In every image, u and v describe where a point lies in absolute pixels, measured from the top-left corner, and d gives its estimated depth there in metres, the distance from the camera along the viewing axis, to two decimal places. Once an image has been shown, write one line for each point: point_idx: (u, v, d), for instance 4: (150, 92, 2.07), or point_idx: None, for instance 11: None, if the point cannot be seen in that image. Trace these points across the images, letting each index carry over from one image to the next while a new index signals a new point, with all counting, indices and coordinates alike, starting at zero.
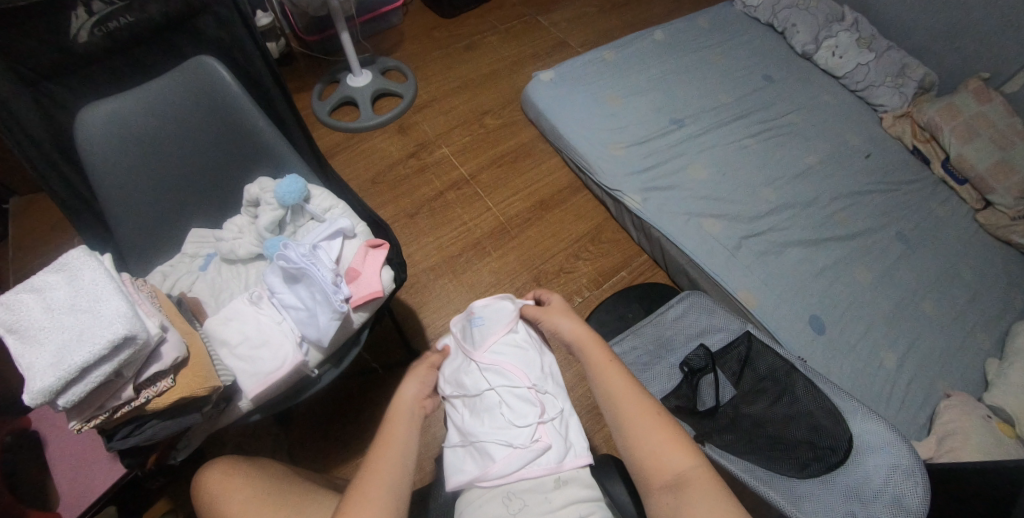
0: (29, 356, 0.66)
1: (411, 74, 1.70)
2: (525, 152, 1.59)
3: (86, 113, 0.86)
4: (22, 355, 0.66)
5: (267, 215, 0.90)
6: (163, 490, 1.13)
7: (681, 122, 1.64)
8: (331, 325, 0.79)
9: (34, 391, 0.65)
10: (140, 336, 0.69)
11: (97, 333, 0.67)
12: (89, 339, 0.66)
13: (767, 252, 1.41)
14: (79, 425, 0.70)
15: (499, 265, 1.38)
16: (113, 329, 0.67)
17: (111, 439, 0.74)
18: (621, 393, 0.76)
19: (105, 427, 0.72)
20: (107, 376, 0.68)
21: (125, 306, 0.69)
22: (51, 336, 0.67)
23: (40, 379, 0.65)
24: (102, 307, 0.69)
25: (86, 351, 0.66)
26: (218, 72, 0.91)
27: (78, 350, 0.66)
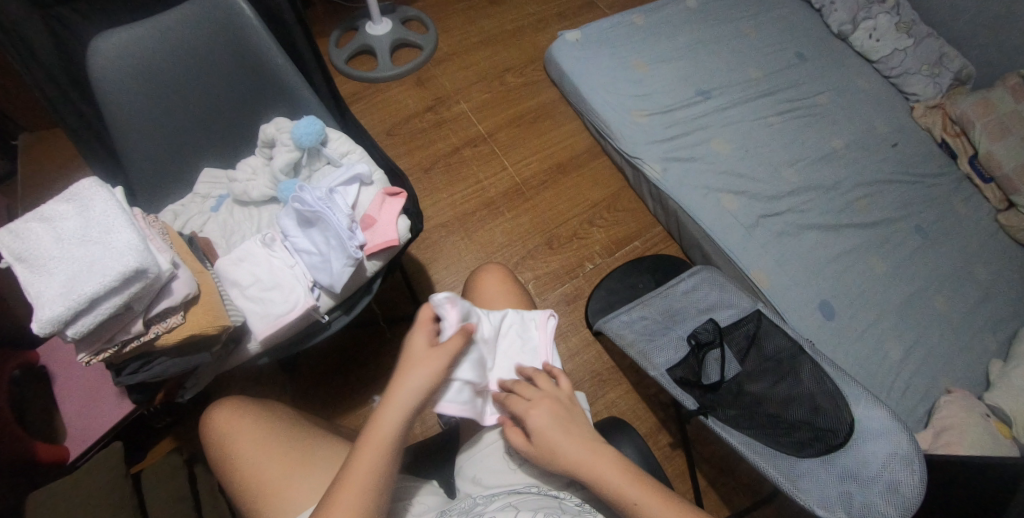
0: (39, 285, 0.65)
1: (433, 25, 1.64)
2: (545, 114, 1.54)
3: (100, 40, 0.83)
4: (31, 283, 0.65)
5: (283, 156, 0.88)
6: (166, 429, 1.14)
7: (707, 94, 1.60)
8: (345, 271, 0.77)
9: (43, 319, 0.64)
10: (152, 271, 0.67)
11: (108, 265, 0.65)
12: (101, 270, 0.65)
13: (784, 233, 1.38)
14: (88, 358, 0.70)
15: (512, 226, 1.35)
16: (124, 261, 0.66)
17: (120, 374, 0.74)
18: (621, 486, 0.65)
19: (114, 361, 0.72)
20: (118, 309, 0.67)
21: (137, 239, 0.67)
22: (61, 266, 0.66)
23: (49, 308, 0.64)
24: (113, 239, 0.67)
25: (97, 282, 0.65)
26: (239, 5, 0.87)
27: (88, 282, 0.65)
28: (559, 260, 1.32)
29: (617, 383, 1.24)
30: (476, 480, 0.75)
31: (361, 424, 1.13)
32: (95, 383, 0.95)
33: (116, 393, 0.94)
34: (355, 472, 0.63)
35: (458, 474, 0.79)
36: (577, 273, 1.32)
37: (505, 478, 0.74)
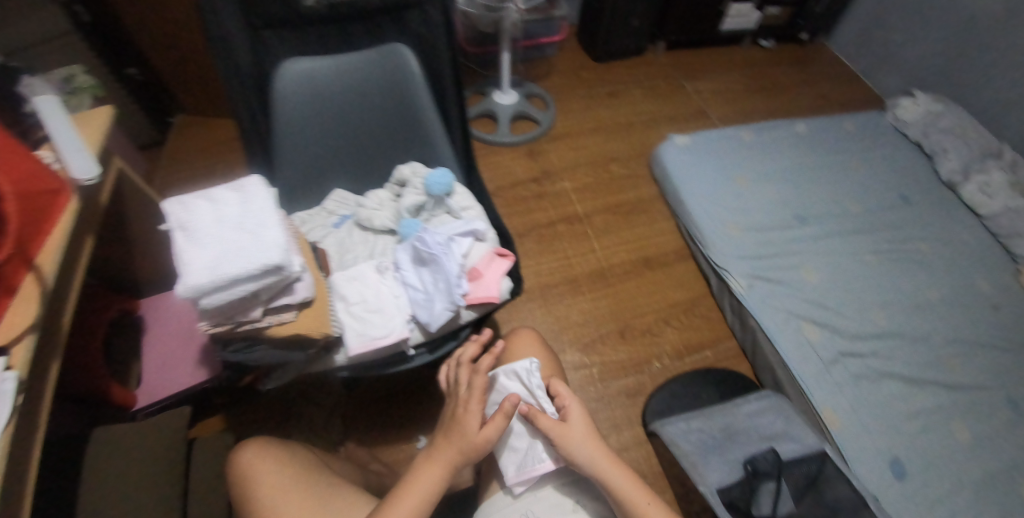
0: (188, 254, 0.69)
1: (553, 105, 1.77)
2: (641, 207, 1.60)
3: (290, 64, 0.92)
4: (183, 251, 0.69)
5: (412, 198, 0.96)
6: (222, 405, 1.20)
7: (804, 220, 1.61)
8: (444, 314, 0.83)
9: (185, 285, 0.67)
10: (287, 269, 0.72)
11: (255, 254, 0.69)
12: (248, 256, 0.69)
13: (863, 376, 1.34)
14: (204, 327, 0.73)
15: (590, 307, 1.38)
16: (270, 254, 0.70)
17: (223, 349, 0.77)
18: (641, 509, 0.74)
19: (225, 338, 0.75)
20: (247, 294, 0.71)
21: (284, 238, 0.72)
22: (213, 243, 0.70)
23: (193, 277, 0.67)
24: (263, 232, 0.72)
25: (242, 266, 0.68)
26: (409, 63, 0.97)
27: (232, 263, 0.69)
28: (629, 351, 1.33)
29: (664, 487, 1.17)
30: None
31: (404, 461, 1.16)
32: (177, 351, 1.14)
33: (196, 360, 1.12)
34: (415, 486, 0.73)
35: None
36: (645, 368, 1.31)
37: None
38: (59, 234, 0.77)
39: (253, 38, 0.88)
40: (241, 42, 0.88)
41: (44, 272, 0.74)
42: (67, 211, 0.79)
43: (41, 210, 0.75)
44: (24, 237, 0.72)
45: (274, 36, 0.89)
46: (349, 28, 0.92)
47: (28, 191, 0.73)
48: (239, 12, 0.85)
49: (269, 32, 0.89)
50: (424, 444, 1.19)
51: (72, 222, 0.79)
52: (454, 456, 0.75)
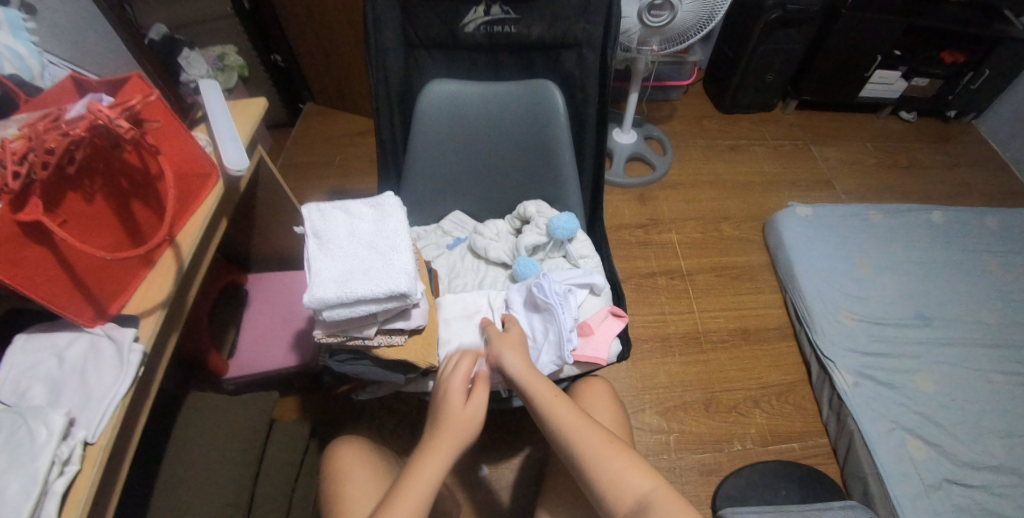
0: (319, 263, 0.69)
1: (671, 151, 1.74)
2: (748, 274, 1.52)
3: (433, 85, 0.93)
4: (316, 261, 0.69)
5: (533, 236, 0.96)
6: (300, 389, 1.25)
7: (928, 321, 1.46)
8: (549, 367, 0.82)
9: (313, 296, 0.67)
10: (412, 298, 0.70)
11: (383, 278, 0.69)
12: (376, 279, 0.68)
13: (970, 511, 1.19)
14: (319, 335, 0.74)
15: (678, 370, 1.33)
16: (399, 282, 0.69)
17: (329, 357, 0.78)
18: (575, 432, 0.71)
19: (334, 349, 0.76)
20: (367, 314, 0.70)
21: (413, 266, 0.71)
22: (345, 256, 0.70)
23: (322, 289, 0.67)
24: (393, 256, 0.71)
25: (370, 288, 0.68)
26: (554, 101, 0.94)
27: (361, 283, 0.68)
28: (712, 425, 1.27)
29: None
30: None
31: (461, 487, 1.15)
32: (274, 326, 1.17)
33: (287, 346, 1.14)
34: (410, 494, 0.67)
35: None
36: (724, 447, 1.24)
37: None
38: (200, 217, 0.81)
39: (407, 56, 0.91)
40: (396, 58, 0.90)
41: (183, 250, 0.77)
42: (212, 195, 0.83)
43: (191, 192, 0.80)
44: (172, 216, 0.77)
45: (424, 54, 0.91)
46: (499, 57, 0.92)
47: (184, 174, 0.78)
48: (399, 28, 0.87)
49: (421, 50, 0.91)
50: (485, 474, 1.17)
51: (213, 207, 0.83)
52: (445, 454, 0.70)
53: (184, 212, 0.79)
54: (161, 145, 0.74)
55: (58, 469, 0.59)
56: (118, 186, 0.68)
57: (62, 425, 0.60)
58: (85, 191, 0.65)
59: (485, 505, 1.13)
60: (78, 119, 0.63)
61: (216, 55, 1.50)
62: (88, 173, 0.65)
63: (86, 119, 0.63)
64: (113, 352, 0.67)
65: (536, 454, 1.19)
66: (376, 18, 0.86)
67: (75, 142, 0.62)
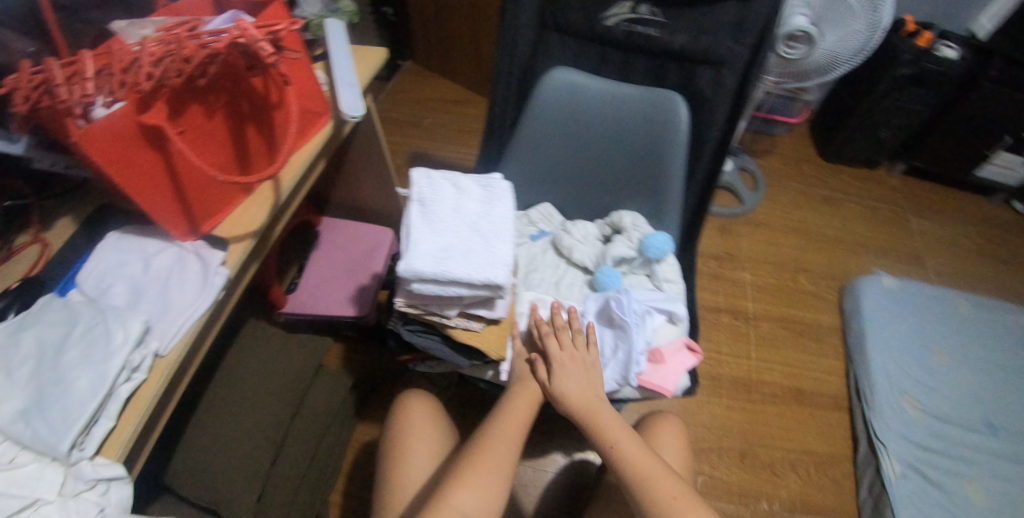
0: (418, 233, 0.65)
1: (764, 189, 1.67)
2: (816, 334, 1.45)
3: (559, 71, 0.91)
4: (415, 227, 0.65)
5: (621, 249, 0.93)
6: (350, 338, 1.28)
7: (999, 432, 1.37)
8: (609, 385, 0.78)
9: (408, 264, 0.62)
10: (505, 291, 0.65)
11: (482, 263, 0.64)
12: (475, 262, 0.64)
13: None
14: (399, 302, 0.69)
15: (721, 413, 1.29)
16: (496, 270, 0.64)
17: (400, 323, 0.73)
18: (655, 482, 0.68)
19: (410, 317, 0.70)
20: (455, 297, 0.66)
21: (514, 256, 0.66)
22: (446, 231, 0.66)
23: (417, 259, 0.63)
24: (496, 242, 0.66)
25: (467, 269, 0.63)
26: (678, 115, 0.89)
27: (459, 265, 0.63)
28: (744, 476, 1.23)
29: None
30: None
31: None
32: (338, 272, 1.21)
33: (346, 296, 1.17)
34: (488, 454, 0.70)
35: None
36: (751, 503, 1.20)
37: None
38: (304, 154, 0.83)
39: (538, 36, 0.89)
40: (527, 34, 0.89)
41: (282, 185, 0.80)
42: (319, 135, 0.86)
43: (302, 128, 0.82)
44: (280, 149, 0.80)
45: (556, 37, 0.89)
46: (631, 58, 0.89)
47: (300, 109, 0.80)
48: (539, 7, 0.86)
49: (554, 32, 0.89)
50: None
51: (319, 147, 0.85)
52: (527, 407, 0.75)
53: (291, 147, 0.82)
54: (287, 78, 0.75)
55: (127, 374, 0.62)
56: (239, 110, 0.71)
57: (139, 333, 0.63)
58: (208, 106, 0.67)
59: (502, 497, 1.13)
60: (218, 33, 0.63)
61: None
62: (215, 91, 0.67)
63: (227, 36, 0.63)
64: (199, 269, 0.71)
65: (563, 460, 1.19)
66: None
67: (211, 59, 0.63)
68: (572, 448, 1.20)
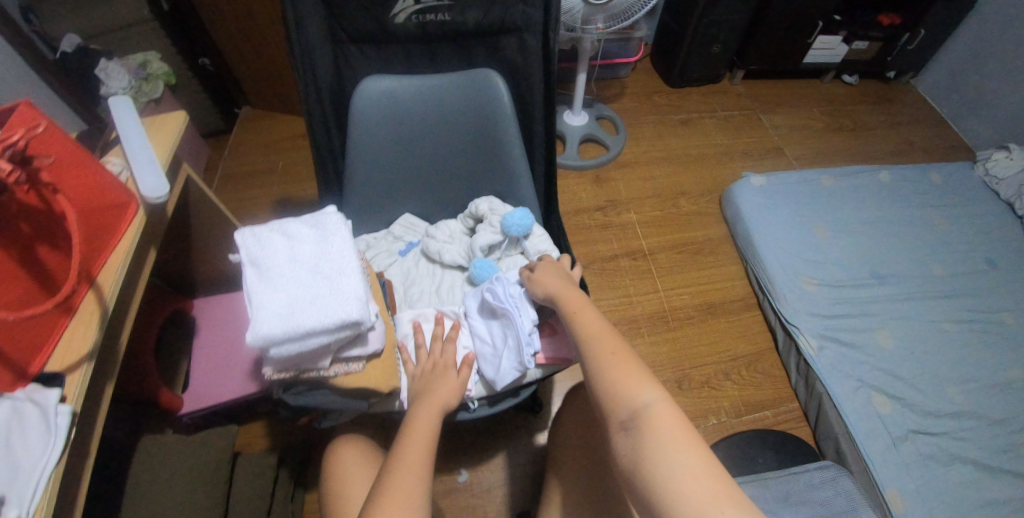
0: (262, 297, 0.67)
1: (624, 131, 1.73)
2: (709, 248, 1.53)
3: (367, 83, 0.89)
4: (255, 293, 0.67)
5: (486, 237, 0.93)
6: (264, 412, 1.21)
7: (883, 280, 1.51)
8: (511, 373, 0.78)
9: (258, 334, 0.64)
10: (365, 324, 0.68)
11: (331, 307, 0.67)
12: (324, 309, 0.66)
13: (935, 459, 1.24)
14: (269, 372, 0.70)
15: (648, 351, 1.32)
16: (348, 309, 0.67)
17: (283, 390, 0.74)
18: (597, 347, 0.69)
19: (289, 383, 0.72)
20: (319, 347, 0.68)
21: (362, 290, 0.69)
22: (288, 287, 0.68)
23: (267, 326, 0.65)
24: (341, 280, 0.69)
25: (318, 319, 0.65)
26: (497, 89, 0.90)
27: (308, 315, 0.66)
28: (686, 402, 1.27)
29: None
30: None
31: (440, 492, 1.13)
32: (222, 352, 1.11)
33: (242, 374, 1.08)
34: (400, 479, 0.65)
35: None
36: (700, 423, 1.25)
37: None
38: (122, 253, 0.75)
39: (336, 52, 0.86)
40: (324, 53, 0.85)
41: (106, 291, 0.72)
42: (133, 224, 0.77)
43: (107, 226, 0.74)
44: (88, 257, 0.71)
45: (355, 49, 0.87)
46: (435, 48, 0.88)
47: (95, 208, 0.71)
48: (326, 26, 0.82)
49: (351, 44, 0.86)
50: (464, 478, 1.15)
51: (136, 237, 0.77)
52: (431, 418, 0.72)
53: (104, 249, 0.74)
54: (61, 183, 0.66)
55: None
56: (13, 235, 0.62)
57: None
58: None
59: (468, 508, 1.12)
60: None
61: (137, 64, 1.43)
62: None
63: None
64: (34, 417, 0.63)
65: (515, 451, 1.18)
66: (299, 17, 0.80)
67: None
68: (519, 436, 1.20)
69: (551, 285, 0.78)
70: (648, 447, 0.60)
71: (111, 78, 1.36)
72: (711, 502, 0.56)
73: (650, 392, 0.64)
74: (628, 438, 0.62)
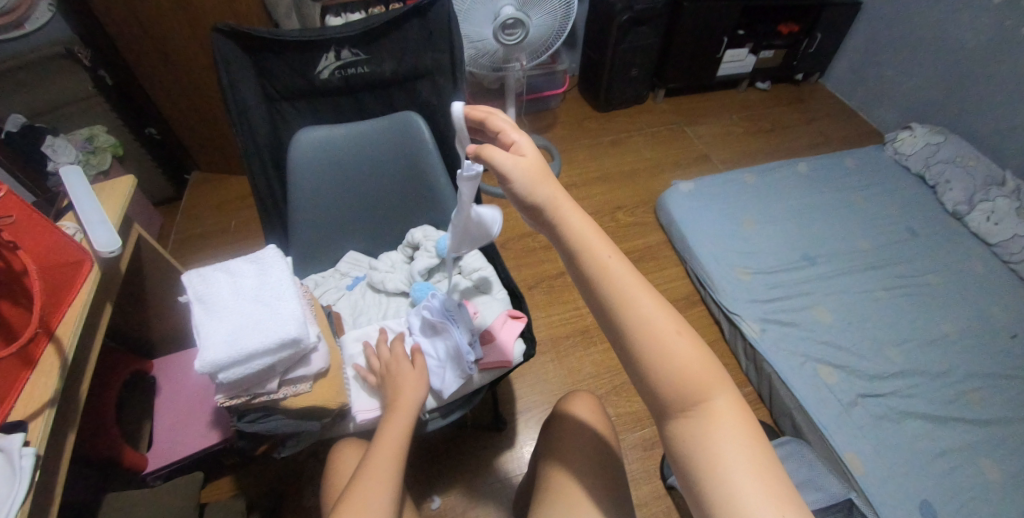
0: (208, 328, 0.75)
1: (558, 156, 1.84)
2: (650, 254, 1.63)
3: (305, 134, 0.96)
4: (201, 325, 0.75)
5: (424, 262, 1.01)
6: (233, 468, 1.21)
7: (814, 260, 1.62)
8: (455, 381, 0.86)
9: (206, 360, 0.73)
10: (304, 342, 0.77)
11: (272, 329, 0.76)
12: (265, 331, 0.75)
13: (886, 418, 1.31)
14: (222, 400, 0.79)
15: (604, 356, 1.40)
16: (286, 329, 0.76)
17: (239, 419, 0.81)
18: (656, 322, 0.63)
19: (240, 411, 0.80)
20: (264, 367, 0.76)
21: (300, 312, 0.78)
22: (231, 316, 0.77)
23: (213, 352, 0.73)
24: (281, 305, 0.78)
25: (260, 341, 0.74)
26: (419, 129, 0.99)
27: (251, 338, 0.75)
28: None
29: None
30: None
31: None
32: (186, 410, 1.13)
33: (205, 423, 1.11)
34: (370, 485, 0.72)
35: None
36: None
37: None
38: (78, 307, 0.81)
39: (271, 110, 0.95)
40: (259, 114, 0.93)
41: (65, 344, 0.78)
42: (88, 281, 0.83)
43: (63, 283, 0.79)
44: (45, 312, 0.77)
45: (290, 106, 0.96)
46: (360, 97, 0.99)
47: (49, 265, 0.78)
48: (256, 86, 0.91)
49: (285, 102, 0.96)
50: (437, 504, 1.17)
51: (91, 293, 0.83)
52: (404, 422, 0.78)
53: (61, 305, 0.79)
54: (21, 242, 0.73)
55: None
56: None
57: None
58: None
59: None
60: None
61: (83, 138, 1.50)
62: None
63: None
64: (4, 462, 0.67)
65: (489, 471, 1.22)
66: (231, 80, 0.89)
67: None
68: (490, 456, 1.24)
69: (538, 185, 0.67)
70: (696, 426, 0.62)
71: (61, 153, 1.41)
72: (752, 470, 0.59)
73: (697, 366, 0.63)
74: (692, 425, 0.62)
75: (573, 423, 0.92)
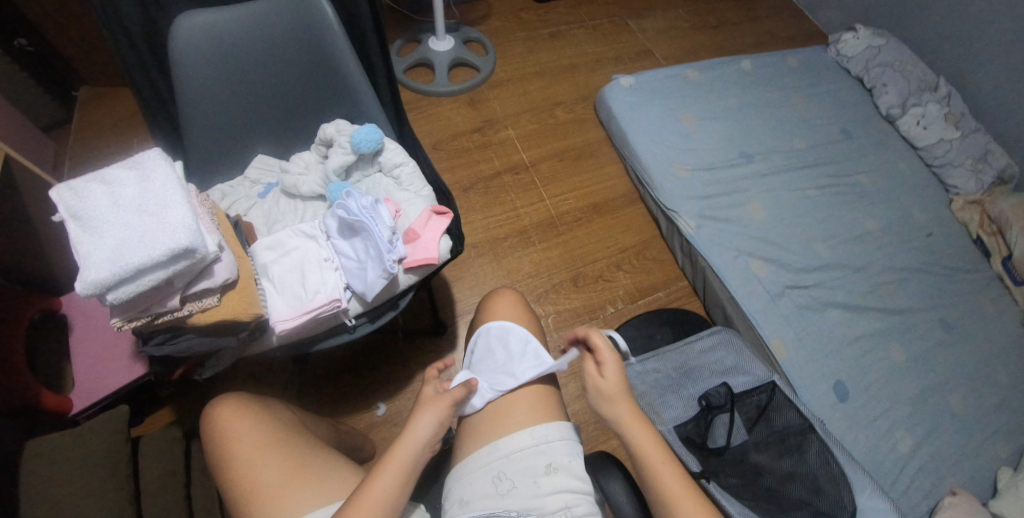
0: (87, 245, 0.67)
1: (492, 49, 1.72)
2: (588, 153, 1.59)
3: (183, 19, 0.84)
4: (79, 243, 0.66)
5: (338, 158, 0.94)
6: (171, 397, 1.15)
7: (750, 158, 1.61)
8: (378, 282, 0.82)
9: (88, 281, 0.65)
10: (199, 252, 0.70)
11: (159, 239, 0.68)
12: (152, 242, 0.68)
13: (809, 307, 1.37)
14: (120, 324, 0.72)
15: (541, 257, 1.39)
16: (175, 238, 0.68)
17: (147, 343, 0.77)
18: None
19: (145, 332, 0.75)
20: (159, 283, 0.69)
21: (191, 218, 0.70)
22: (113, 231, 0.68)
23: (94, 271, 0.65)
24: (167, 213, 0.70)
25: (147, 253, 0.67)
26: (321, 8, 0.89)
27: (136, 251, 0.67)
28: (583, 297, 1.35)
29: None
30: (462, 502, 0.74)
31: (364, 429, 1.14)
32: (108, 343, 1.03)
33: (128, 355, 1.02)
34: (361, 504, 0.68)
35: (445, 497, 0.77)
36: (598, 314, 1.33)
37: (491, 502, 0.73)
38: None
39: None
40: None
41: None
42: None
43: None
44: None
45: None
46: None
47: None
48: None
49: None
50: (384, 410, 1.16)
51: None
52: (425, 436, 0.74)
53: None
54: None
55: None
56: None
57: None
58: None
59: (393, 438, 1.13)
60: None
61: None
62: None
63: None
64: None
65: (427, 371, 1.21)
66: None
67: None
68: (428, 358, 1.22)
69: (607, 407, 0.77)
70: None
71: None
72: None
73: None
74: None
75: (502, 312, 0.90)
